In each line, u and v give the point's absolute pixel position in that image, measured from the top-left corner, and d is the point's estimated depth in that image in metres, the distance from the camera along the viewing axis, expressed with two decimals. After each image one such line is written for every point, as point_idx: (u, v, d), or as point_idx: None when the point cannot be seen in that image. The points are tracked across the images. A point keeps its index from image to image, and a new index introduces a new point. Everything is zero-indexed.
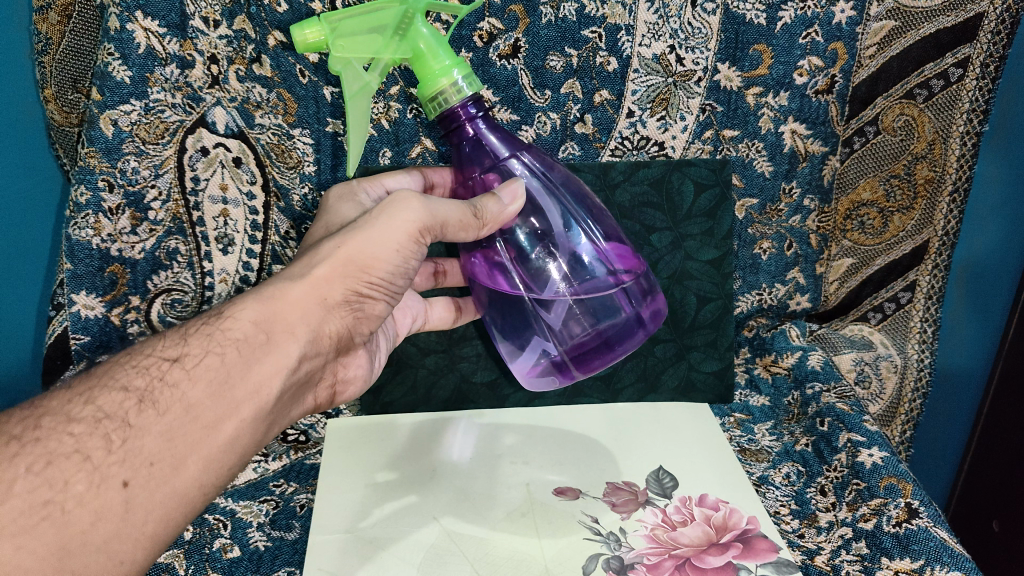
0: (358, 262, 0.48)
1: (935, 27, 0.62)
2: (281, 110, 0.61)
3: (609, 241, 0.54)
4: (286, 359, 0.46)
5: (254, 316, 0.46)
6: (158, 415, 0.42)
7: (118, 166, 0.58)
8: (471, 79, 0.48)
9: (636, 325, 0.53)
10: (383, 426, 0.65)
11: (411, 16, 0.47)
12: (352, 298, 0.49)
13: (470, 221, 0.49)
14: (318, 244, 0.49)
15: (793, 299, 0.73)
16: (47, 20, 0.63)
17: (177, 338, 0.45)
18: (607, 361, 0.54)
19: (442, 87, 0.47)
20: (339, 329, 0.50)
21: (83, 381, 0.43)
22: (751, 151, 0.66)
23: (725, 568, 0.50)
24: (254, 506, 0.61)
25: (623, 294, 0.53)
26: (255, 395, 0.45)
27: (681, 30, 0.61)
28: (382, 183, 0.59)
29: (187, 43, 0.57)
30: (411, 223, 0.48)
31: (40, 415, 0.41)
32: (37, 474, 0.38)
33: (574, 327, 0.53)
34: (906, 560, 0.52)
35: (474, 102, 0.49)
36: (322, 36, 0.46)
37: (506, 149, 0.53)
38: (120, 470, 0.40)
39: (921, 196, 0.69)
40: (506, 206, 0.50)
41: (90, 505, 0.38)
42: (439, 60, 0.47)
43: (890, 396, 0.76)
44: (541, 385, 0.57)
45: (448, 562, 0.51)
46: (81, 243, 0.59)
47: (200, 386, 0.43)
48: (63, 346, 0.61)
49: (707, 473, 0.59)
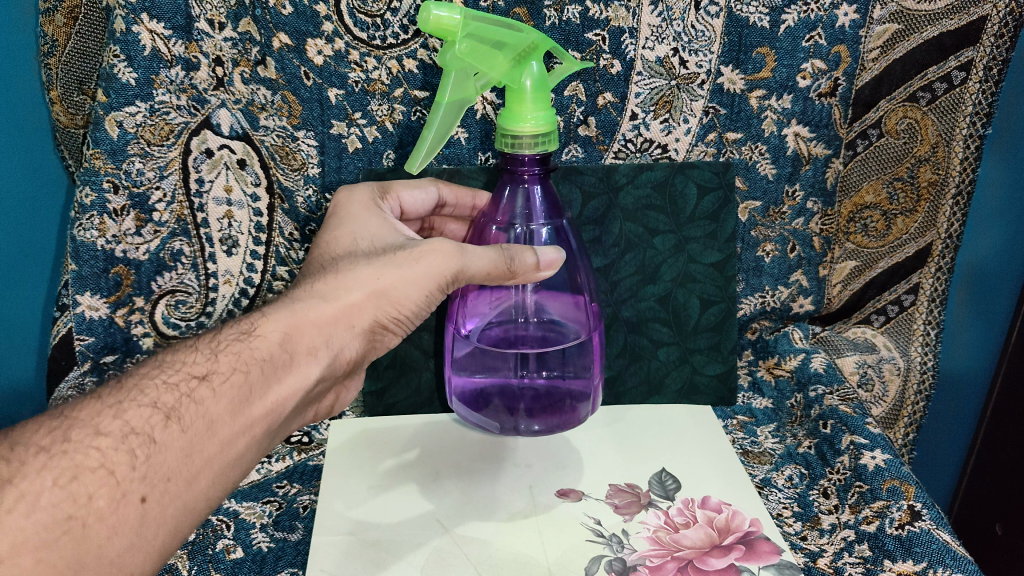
0: (391, 296, 0.50)
1: (939, 29, 0.63)
2: (286, 112, 0.61)
3: (587, 327, 0.61)
4: (302, 381, 0.48)
5: (282, 332, 0.47)
6: (181, 432, 0.43)
7: (123, 168, 0.58)
8: (550, 141, 0.52)
9: (587, 397, 0.61)
10: (385, 427, 0.65)
11: (531, 54, 0.50)
12: (377, 327, 0.51)
13: (502, 271, 0.53)
14: (356, 263, 0.51)
15: (796, 301, 0.73)
16: (54, 23, 0.63)
17: (206, 354, 0.47)
18: (553, 424, 0.60)
19: (521, 133, 0.51)
20: (355, 355, 0.52)
21: (111, 393, 0.44)
22: (755, 154, 0.66)
23: (728, 568, 0.50)
24: (258, 507, 0.60)
25: (586, 374, 0.61)
26: (268, 414, 0.47)
27: (685, 33, 0.61)
28: (398, 197, 0.60)
29: (193, 45, 0.57)
30: (447, 269, 0.51)
31: (67, 428, 0.42)
32: (61, 489, 0.39)
33: (536, 383, 0.59)
34: (909, 562, 0.52)
35: (540, 162, 0.53)
36: (455, 24, 0.47)
37: (548, 212, 0.58)
38: (139, 485, 0.41)
39: (925, 198, 0.70)
40: (540, 267, 0.54)
41: (107, 520, 0.40)
42: (534, 108, 0.51)
43: (894, 399, 0.76)
44: (487, 420, 0.61)
45: (451, 564, 0.51)
46: (86, 244, 0.60)
47: (224, 402, 0.45)
48: (67, 346, 0.64)
49: (711, 476, 0.59)
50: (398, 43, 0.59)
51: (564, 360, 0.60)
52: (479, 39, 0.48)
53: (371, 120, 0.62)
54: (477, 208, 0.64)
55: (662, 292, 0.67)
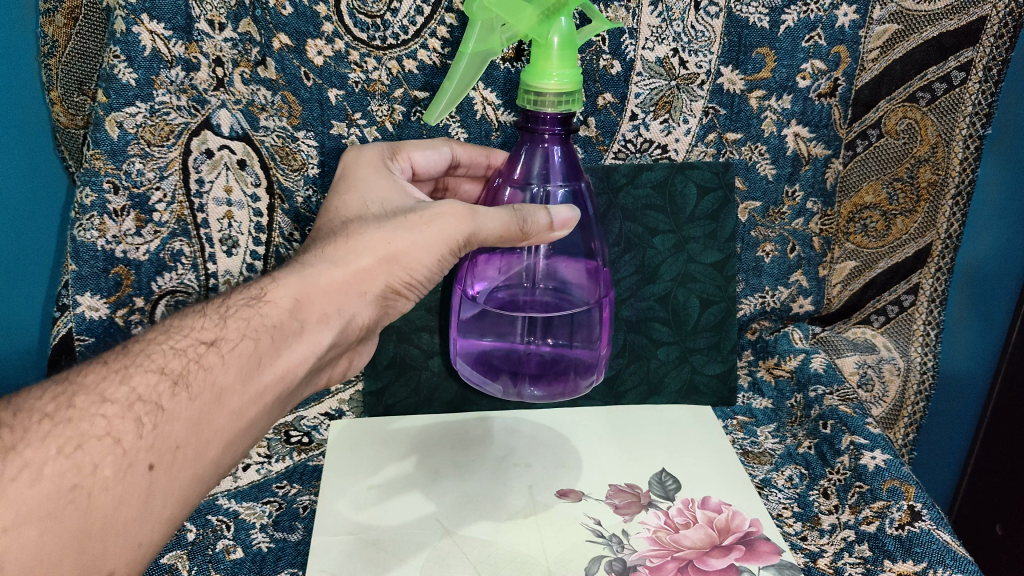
0: (402, 261, 0.50)
1: (939, 30, 0.63)
2: (286, 112, 0.61)
3: (598, 295, 0.60)
4: (314, 346, 0.49)
5: (293, 300, 0.48)
6: (190, 400, 0.43)
7: (123, 168, 0.58)
8: (573, 102, 0.51)
9: (593, 369, 0.61)
10: (387, 424, 0.65)
11: (561, 9, 0.49)
12: (390, 293, 0.52)
13: (514, 233, 0.52)
14: (366, 227, 0.51)
15: (796, 301, 0.73)
16: (54, 23, 0.63)
17: (216, 319, 0.47)
18: (555, 393, 0.60)
19: (544, 88, 0.50)
20: (369, 321, 0.52)
21: (118, 359, 0.44)
22: (754, 154, 0.66)
23: (728, 568, 0.50)
24: (258, 507, 0.60)
25: (592, 342, 0.61)
26: (280, 380, 0.48)
27: (685, 33, 0.61)
28: (410, 156, 0.59)
29: (193, 45, 0.57)
30: (457, 234, 0.51)
31: (72, 394, 0.42)
32: (66, 457, 0.40)
33: (541, 348, 0.59)
34: (909, 563, 0.52)
35: (561, 121, 0.53)
36: None
37: (566, 175, 0.58)
38: (147, 454, 0.41)
39: (925, 199, 0.70)
40: (555, 229, 0.53)
41: (114, 490, 0.40)
42: (560, 65, 0.50)
43: (894, 399, 0.76)
44: (487, 387, 0.61)
45: (451, 563, 0.51)
46: (86, 244, 0.60)
47: (232, 370, 0.45)
48: (68, 345, 0.63)
49: (711, 477, 0.59)
50: (398, 43, 0.59)
51: (573, 327, 0.60)
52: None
53: (371, 120, 0.62)
54: (491, 168, 0.63)
55: (662, 292, 0.67)
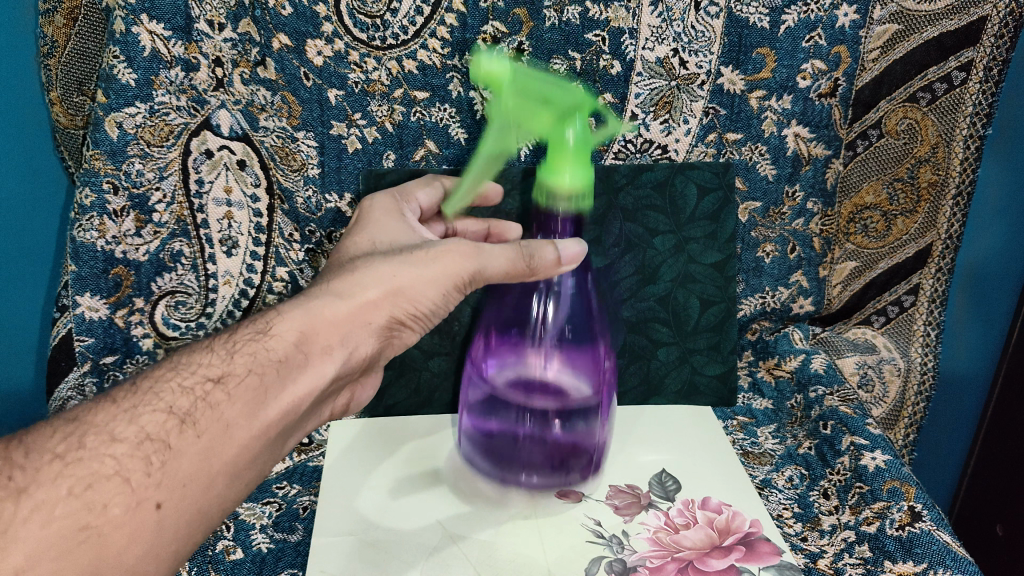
0: (407, 294, 0.50)
1: (939, 30, 0.63)
2: (286, 112, 0.60)
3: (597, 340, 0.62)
4: (318, 380, 0.48)
5: (297, 335, 0.48)
6: (196, 437, 0.43)
7: (123, 168, 0.58)
8: (585, 201, 0.49)
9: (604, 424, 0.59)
10: (386, 427, 0.65)
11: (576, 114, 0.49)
12: (393, 324, 0.52)
13: (520, 269, 0.52)
14: (374, 261, 0.51)
15: (796, 302, 0.73)
16: (54, 23, 0.63)
17: (222, 355, 0.47)
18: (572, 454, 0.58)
19: (558, 180, 0.48)
20: (369, 353, 0.52)
21: (127, 399, 0.44)
22: (754, 155, 0.66)
23: (728, 569, 0.50)
24: (258, 508, 0.60)
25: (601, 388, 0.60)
26: (286, 414, 0.47)
27: (685, 33, 0.61)
28: (415, 196, 0.60)
29: (193, 46, 0.57)
30: (463, 269, 0.51)
31: (82, 434, 0.42)
32: (76, 497, 0.39)
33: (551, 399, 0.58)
34: (909, 564, 0.52)
35: (573, 220, 0.52)
36: (501, 78, 0.54)
37: None
38: (155, 492, 0.41)
39: (925, 199, 0.70)
40: (562, 263, 0.52)
41: (124, 529, 0.40)
42: (575, 165, 0.48)
43: (894, 399, 0.76)
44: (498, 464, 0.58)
45: (450, 564, 0.51)
46: (86, 245, 0.60)
47: (239, 406, 0.45)
48: (68, 347, 0.63)
49: (711, 477, 0.59)
50: (398, 43, 0.59)
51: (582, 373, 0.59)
52: (527, 97, 0.52)
53: (371, 121, 0.62)
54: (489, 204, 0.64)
55: (662, 292, 0.67)
